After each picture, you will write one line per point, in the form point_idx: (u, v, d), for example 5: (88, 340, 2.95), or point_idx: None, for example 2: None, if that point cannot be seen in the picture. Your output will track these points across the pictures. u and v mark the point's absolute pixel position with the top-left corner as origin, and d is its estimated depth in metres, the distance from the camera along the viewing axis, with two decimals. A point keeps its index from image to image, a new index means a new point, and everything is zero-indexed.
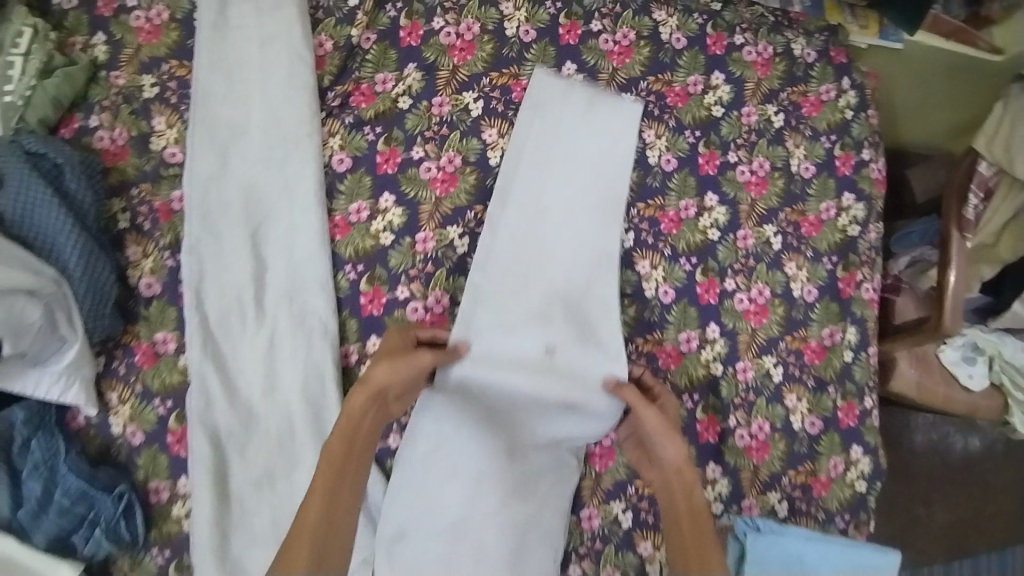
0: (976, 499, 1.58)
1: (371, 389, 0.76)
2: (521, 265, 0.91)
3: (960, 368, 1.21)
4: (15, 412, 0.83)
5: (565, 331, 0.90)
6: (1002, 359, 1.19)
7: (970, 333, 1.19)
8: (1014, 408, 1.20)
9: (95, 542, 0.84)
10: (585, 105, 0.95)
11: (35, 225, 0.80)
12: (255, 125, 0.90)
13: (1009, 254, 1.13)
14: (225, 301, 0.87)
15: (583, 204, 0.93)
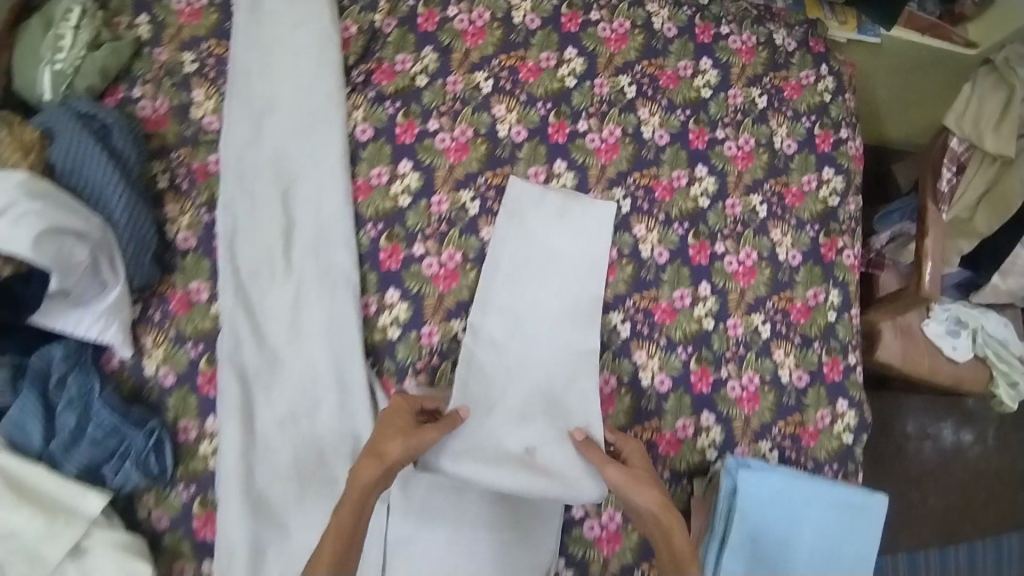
0: (968, 484, 1.62)
1: (385, 462, 0.77)
2: (501, 369, 0.96)
3: (944, 340, 1.25)
4: (54, 349, 0.90)
5: (543, 436, 0.94)
6: (984, 333, 1.27)
7: (954, 307, 1.26)
8: (997, 379, 1.27)
9: (125, 473, 0.89)
10: (559, 210, 1.01)
11: (84, 177, 0.88)
12: (286, 97, 0.99)
13: (985, 227, 1.15)
14: (256, 253, 0.95)
15: (559, 308, 0.98)
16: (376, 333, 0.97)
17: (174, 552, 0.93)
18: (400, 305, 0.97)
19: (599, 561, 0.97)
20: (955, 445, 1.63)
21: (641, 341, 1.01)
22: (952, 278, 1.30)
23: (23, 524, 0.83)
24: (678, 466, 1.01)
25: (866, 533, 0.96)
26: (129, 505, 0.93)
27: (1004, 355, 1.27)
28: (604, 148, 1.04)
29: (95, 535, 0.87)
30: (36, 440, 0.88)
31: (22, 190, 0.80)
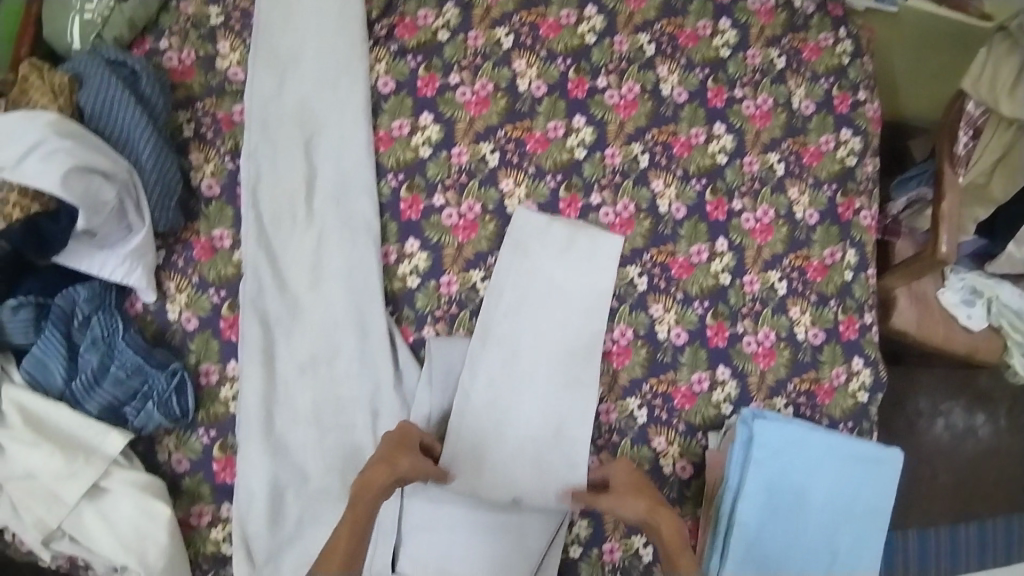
0: (982, 462, 1.54)
1: (396, 470, 0.80)
2: (498, 404, 0.96)
3: (960, 309, 1.23)
4: (77, 290, 0.88)
5: (530, 484, 0.94)
6: (1000, 302, 1.23)
7: (969, 275, 1.24)
8: (1012, 349, 1.23)
9: (147, 414, 0.88)
10: (563, 242, 1.00)
11: (112, 121, 0.89)
12: (311, 48, 0.99)
13: (1001, 193, 1.13)
14: (279, 200, 0.96)
15: (560, 345, 0.97)
16: (396, 282, 0.99)
17: (193, 495, 0.93)
18: (420, 255, 0.99)
19: (613, 512, 0.98)
20: (971, 421, 1.54)
21: (658, 295, 1.02)
22: (965, 248, 1.28)
23: (42, 462, 0.83)
24: (693, 420, 1.01)
25: (881, 488, 0.97)
26: (150, 448, 0.93)
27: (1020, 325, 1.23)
28: (622, 104, 1.05)
29: (115, 475, 0.87)
30: (57, 378, 0.87)
31: (53, 129, 0.81)
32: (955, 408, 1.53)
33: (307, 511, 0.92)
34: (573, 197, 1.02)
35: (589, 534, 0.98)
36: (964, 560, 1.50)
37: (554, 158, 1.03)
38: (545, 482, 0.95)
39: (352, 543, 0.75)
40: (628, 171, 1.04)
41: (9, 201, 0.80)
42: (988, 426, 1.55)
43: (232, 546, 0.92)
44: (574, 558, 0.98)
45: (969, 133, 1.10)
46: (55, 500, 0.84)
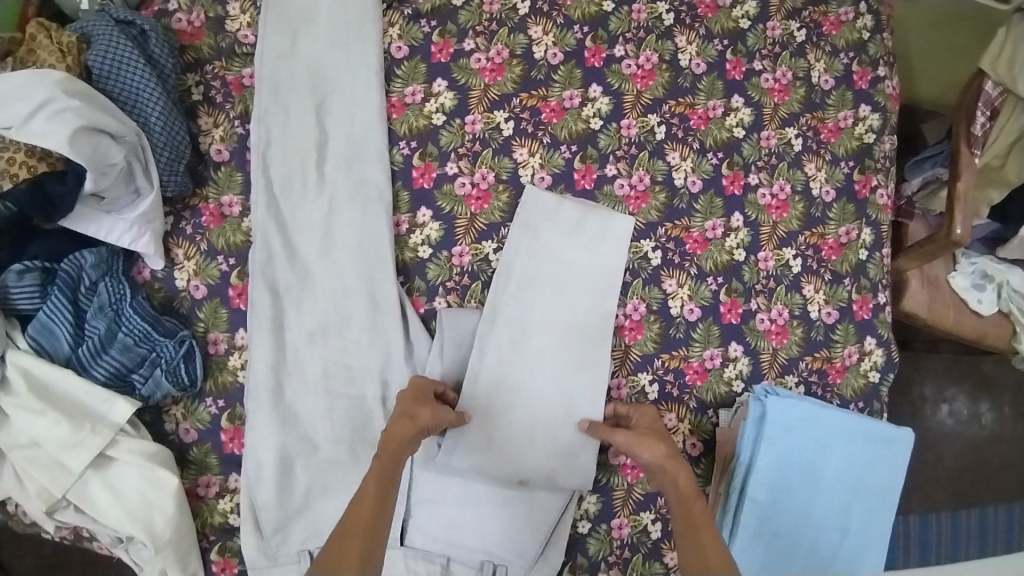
0: (984, 449, 1.53)
1: (418, 423, 0.81)
2: (505, 387, 0.94)
3: (970, 293, 1.22)
4: (84, 256, 0.86)
5: (538, 467, 0.93)
6: (1009, 287, 1.21)
7: (981, 259, 1.22)
8: (1021, 334, 1.22)
9: (155, 381, 0.86)
10: (575, 223, 0.98)
11: (120, 82, 0.86)
12: (324, 11, 0.97)
13: (1014, 176, 1.09)
14: (290, 165, 0.95)
15: (570, 326, 0.96)
16: (407, 252, 0.97)
17: (201, 465, 0.92)
18: (432, 225, 0.97)
19: (624, 487, 0.97)
20: (976, 408, 1.53)
21: (671, 270, 1.01)
22: (979, 232, 1.26)
23: (47, 431, 0.82)
24: (704, 397, 1.00)
25: (891, 467, 0.96)
26: (157, 417, 0.91)
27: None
28: (640, 75, 1.03)
29: (121, 444, 0.85)
30: (63, 345, 0.86)
31: (61, 88, 0.78)
32: (961, 395, 1.52)
33: (316, 481, 0.91)
34: (587, 168, 1.01)
35: (598, 510, 0.97)
36: (964, 547, 1.48)
37: (570, 129, 1.01)
38: (554, 466, 0.93)
39: (376, 503, 0.75)
40: (644, 143, 1.02)
41: (16, 160, 0.79)
42: (993, 412, 1.54)
43: (240, 517, 0.91)
44: (583, 534, 0.96)
45: (986, 113, 1.06)
46: (61, 468, 0.83)
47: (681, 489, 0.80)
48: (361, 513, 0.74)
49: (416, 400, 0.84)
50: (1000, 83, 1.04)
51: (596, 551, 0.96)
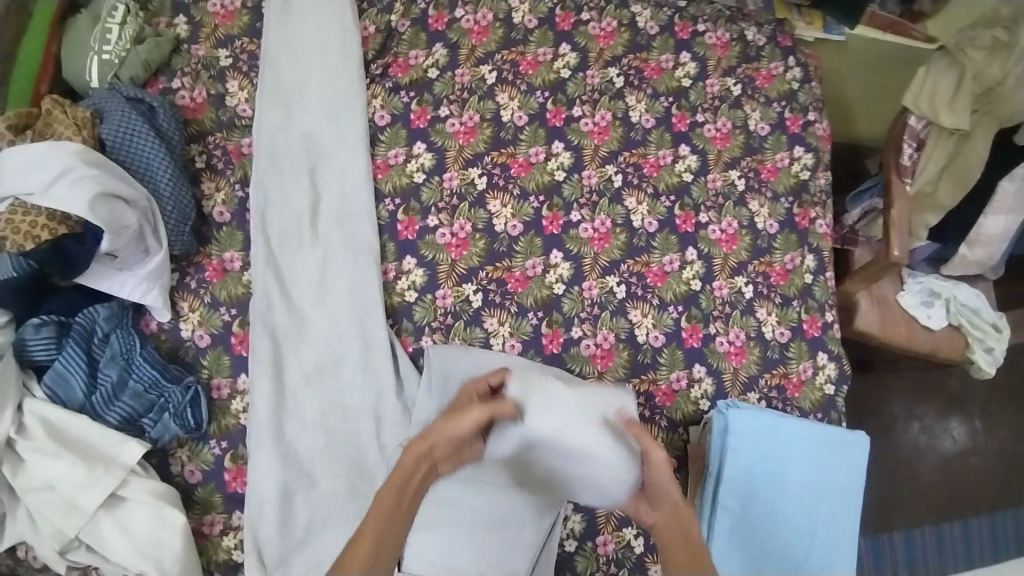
0: (959, 461, 1.60)
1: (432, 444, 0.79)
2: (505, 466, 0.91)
3: (919, 310, 1.32)
4: (97, 310, 0.94)
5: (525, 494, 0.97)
6: (957, 302, 1.32)
7: (926, 278, 1.33)
8: (973, 345, 1.32)
9: (164, 425, 0.93)
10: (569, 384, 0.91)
11: (131, 152, 0.96)
12: (313, 87, 1.09)
13: (949, 200, 1.20)
14: (285, 222, 1.05)
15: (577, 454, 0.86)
16: (395, 296, 1.07)
17: (206, 504, 0.97)
18: (416, 272, 1.07)
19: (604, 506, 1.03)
20: (947, 424, 1.61)
21: (636, 301, 1.11)
22: (922, 253, 1.35)
23: (63, 471, 0.88)
24: (674, 415, 1.09)
25: (853, 469, 1.04)
26: (164, 460, 0.98)
27: (978, 322, 1.32)
28: (596, 131, 1.16)
29: (132, 484, 0.91)
30: (78, 392, 0.93)
31: (79, 158, 0.88)
32: (929, 412, 1.61)
33: (315, 514, 0.97)
34: (554, 215, 1.12)
35: (583, 528, 1.03)
36: (952, 560, 1.53)
37: (537, 181, 1.13)
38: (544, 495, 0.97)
39: (391, 509, 0.75)
40: (604, 190, 1.14)
41: (38, 224, 0.87)
42: (957, 426, 1.62)
43: (243, 552, 0.96)
44: (570, 552, 1.03)
45: (912, 145, 1.17)
46: (75, 510, 0.89)
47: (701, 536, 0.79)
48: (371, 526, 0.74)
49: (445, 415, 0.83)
50: (923, 116, 1.15)
51: (583, 568, 1.03)
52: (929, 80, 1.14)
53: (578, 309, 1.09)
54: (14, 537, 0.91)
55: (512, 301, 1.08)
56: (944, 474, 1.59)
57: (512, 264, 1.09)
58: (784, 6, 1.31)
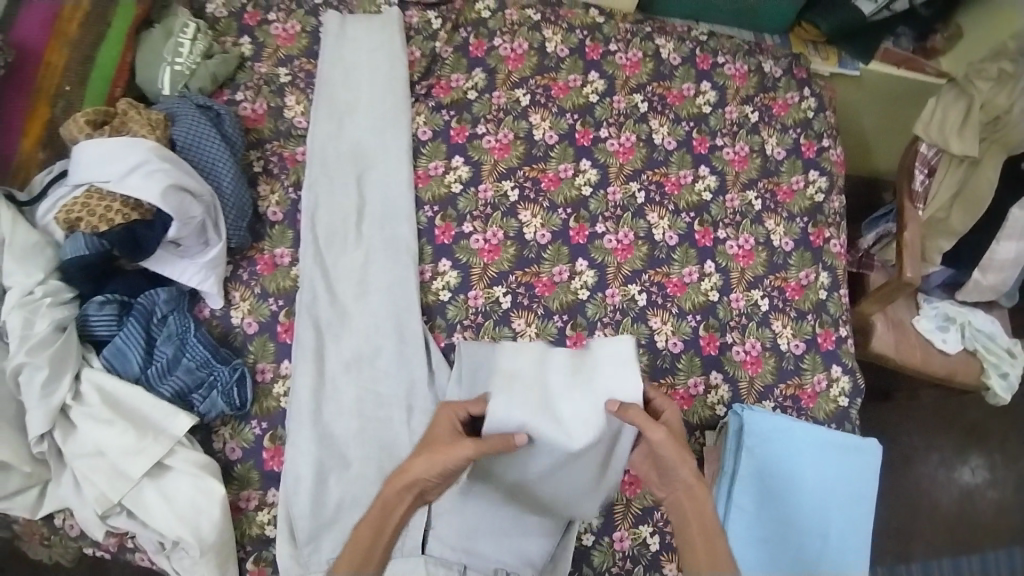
0: (977, 493, 1.60)
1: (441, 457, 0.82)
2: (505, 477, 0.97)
3: (935, 334, 1.35)
4: (158, 293, 1.04)
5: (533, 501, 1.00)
6: (971, 327, 1.35)
7: (940, 303, 1.36)
8: (989, 370, 1.34)
9: (212, 400, 1.01)
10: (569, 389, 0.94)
11: (198, 153, 1.07)
12: (362, 104, 1.20)
13: (960, 224, 1.25)
14: (333, 223, 1.13)
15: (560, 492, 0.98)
16: (430, 295, 1.13)
17: (243, 480, 1.04)
18: (451, 273, 1.14)
19: (622, 503, 1.07)
20: (965, 455, 1.62)
21: (656, 309, 1.16)
22: (937, 279, 1.39)
23: (116, 437, 0.96)
24: (691, 419, 1.12)
25: (864, 475, 1.07)
26: (208, 436, 1.05)
27: (993, 348, 1.34)
28: (621, 151, 1.24)
29: (178, 454, 0.98)
30: (134, 365, 1.01)
31: (153, 153, 0.99)
32: (948, 445, 1.62)
33: (346, 494, 1.02)
34: (580, 227, 1.19)
35: (600, 523, 1.06)
36: None
37: (565, 195, 1.20)
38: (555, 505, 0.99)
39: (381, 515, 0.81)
40: (627, 205, 1.21)
41: (113, 209, 0.96)
42: (976, 460, 1.62)
43: (277, 527, 1.02)
44: (587, 547, 1.06)
45: (925, 172, 1.22)
46: (121, 476, 0.96)
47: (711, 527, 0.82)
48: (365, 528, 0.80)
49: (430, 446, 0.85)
50: (934, 144, 1.21)
51: (600, 562, 1.05)
52: (940, 111, 1.21)
53: (601, 314, 1.15)
54: (56, 501, 0.99)
55: (539, 303, 1.14)
56: (964, 507, 1.59)
57: (540, 270, 1.16)
58: (801, 42, 1.42)
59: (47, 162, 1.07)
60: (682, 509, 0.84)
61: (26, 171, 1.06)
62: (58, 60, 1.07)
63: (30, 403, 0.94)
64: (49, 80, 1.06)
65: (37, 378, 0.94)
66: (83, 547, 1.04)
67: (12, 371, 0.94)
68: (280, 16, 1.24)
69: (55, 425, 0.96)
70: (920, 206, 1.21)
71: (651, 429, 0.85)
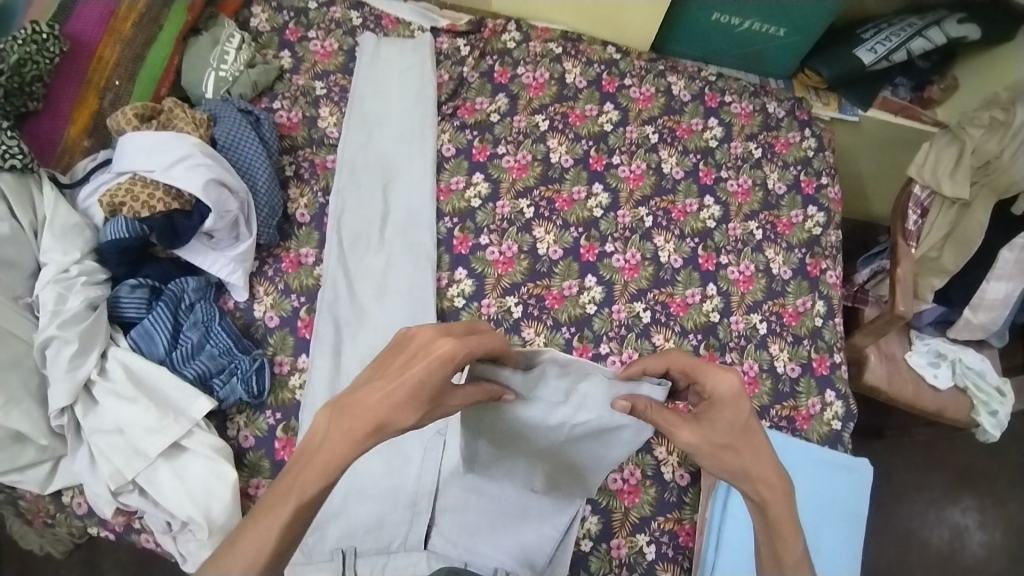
0: (966, 533, 1.62)
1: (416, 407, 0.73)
2: (502, 461, 0.99)
3: (926, 369, 1.40)
4: (188, 281, 1.09)
5: (536, 484, 1.02)
6: (962, 364, 1.40)
7: (932, 340, 1.41)
8: (977, 407, 1.38)
9: (231, 386, 1.04)
10: (560, 400, 0.84)
11: (238, 152, 1.14)
12: (392, 120, 1.28)
13: (952, 263, 1.32)
14: (357, 227, 1.20)
15: (572, 474, 0.99)
16: (445, 301, 1.18)
17: (254, 468, 1.06)
18: (466, 282, 1.19)
19: (621, 509, 1.10)
20: (955, 495, 1.65)
21: (659, 327, 1.20)
22: (928, 316, 1.45)
23: (137, 415, 0.99)
24: None
25: (854, 494, 1.12)
26: (222, 422, 1.07)
27: (982, 385, 1.38)
28: (632, 177, 1.30)
29: (195, 436, 1.01)
30: (159, 348, 1.05)
31: (198, 149, 1.07)
32: (938, 484, 1.65)
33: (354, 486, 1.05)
34: (591, 245, 1.24)
35: (599, 529, 1.09)
36: None
37: (578, 215, 1.26)
38: (557, 486, 1.02)
39: (322, 470, 0.72)
40: (636, 228, 1.26)
41: (156, 196, 1.03)
42: (966, 502, 1.65)
43: None
44: (585, 552, 1.08)
45: (917, 212, 1.31)
46: (138, 454, 0.99)
47: (777, 519, 0.83)
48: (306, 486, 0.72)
49: (414, 398, 0.73)
50: (927, 186, 1.30)
51: (596, 567, 1.07)
52: (932, 156, 1.30)
53: (607, 329, 1.18)
54: (69, 477, 1.02)
55: (549, 314, 1.18)
56: (953, 547, 1.61)
57: (551, 283, 1.20)
58: (804, 87, 1.53)
59: (91, 150, 1.13)
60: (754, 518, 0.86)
61: (70, 156, 1.11)
62: (110, 55, 1.15)
63: (56, 376, 0.98)
64: (100, 74, 1.13)
65: (65, 353, 0.98)
66: (89, 526, 1.05)
67: (41, 345, 0.98)
68: (319, 35, 1.34)
69: (77, 399, 0.99)
70: (912, 242, 1.28)
71: (685, 436, 0.81)
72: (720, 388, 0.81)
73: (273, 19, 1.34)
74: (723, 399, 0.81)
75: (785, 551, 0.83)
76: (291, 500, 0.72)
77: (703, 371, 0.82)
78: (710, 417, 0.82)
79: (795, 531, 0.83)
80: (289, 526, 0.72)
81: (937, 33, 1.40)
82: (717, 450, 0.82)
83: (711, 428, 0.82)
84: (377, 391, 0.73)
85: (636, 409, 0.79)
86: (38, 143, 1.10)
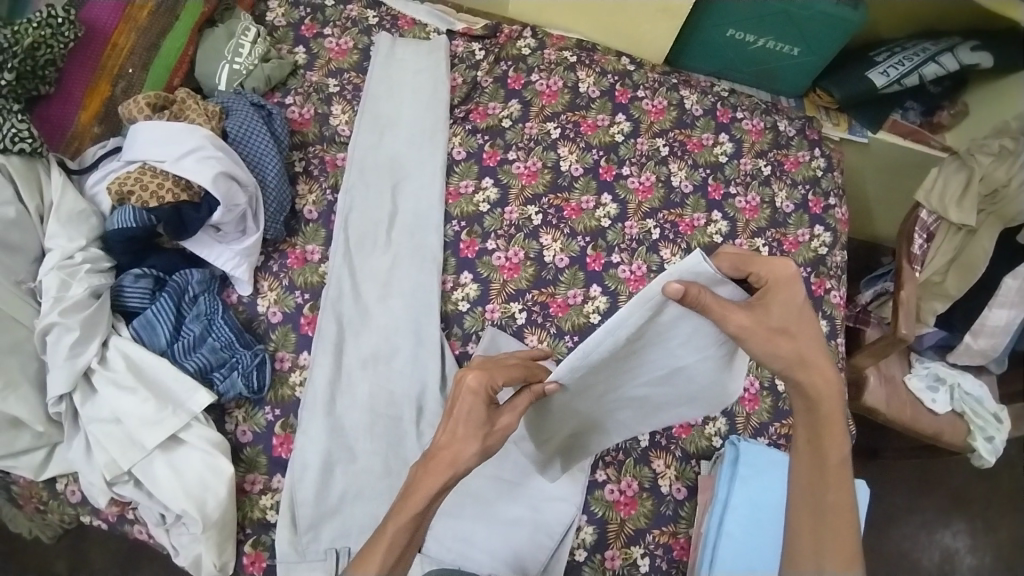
0: (957, 557, 1.63)
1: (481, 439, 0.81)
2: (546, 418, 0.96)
3: (925, 393, 1.40)
4: (192, 274, 1.09)
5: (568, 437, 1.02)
6: (960, 389, 1.40)
7: (932, 364, 1.41)
8: (974, 433, 1.38)
9: (231, 380, 1.04)
10: (678, 340, 0.84)
11: (248, 145, 1.14)
12: (404, 120, 1.28)
13: (955, 288, 1.32)
14: (365, 227, 1.20)
15: (641, 425, 0.99)
16: (449, 304, 1.17)
17: (251, 463, 1.05)
18: (471, 286, 1.18)
19: (616, 521, 1.09)
20: (948, 519, 1.65)
21: None
22: (930, 339, 1.46)
23: (135, 405, 0.99)
24: (688, 447, 1.14)
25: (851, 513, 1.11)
26: (221, 416, 1.07)
27: (979, 411, 1.39)
28: (641, 189, 1.29)
29: (193, 429, 1.00)
30: (161, 339, 1.05)
31: (209, 142, 1.07)
32: (933, 507, 1.66)
33: (351, 486, 1.04)
34: (597, 254, 1.22)
35: (593, 540, 1.08)
36: None
37: (586, 224, 1.24)
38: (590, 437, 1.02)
39: (418, 509, 0.79)
40: (643, 240, 1.24)
41: (164, 186, 1.04)
42: (961, 526, 1.65)
43: (278, 512, 1.02)
44: (579, 562, 1.07)
45: (922, 236, 1.29)
46: (134, 444, 0.98)
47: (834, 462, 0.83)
48: (397, 517, 0.79)
49: (468, 426, 0.81)
50: (933, 211, 1.30)
51: None
52: (940, 181, 1.30)
53: None
54: (63, 465, 1.01)
55: (552, 323, 1.16)
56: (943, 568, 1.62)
57: (556, 291, 1.19)
58: (814, 107, 1.55)
59: (102, 137, 1.13)
60: (797, 473, 0.86)
61: (79, 142, 1.12)
62: (125, 43, 1.15)
63: (56, 363, 0.98)
64: (114, 61, 1.13)
65: (66, 340, 0.97)
66: (82, 514, 1.05)
67: (41, 330, 0.98)
68: (335, 32, 1.34)
69: (76, 387, 0.99)
70: (917, 267, 1.26)
71: (737, 316, 0.76)
72: (774, 272, 0.78)
73: (289, 14, 1.34)
74: (778, 282, 0.79)
75: (834, 544, 0.81)
76: (390, 527, 0.79)
77: (753, 259, 0.79)
78: (765, 302, 0.79)
79: (844, 493, 0.82)
80: (388, 549, 0.78)
81: (951, 60, 1.38)
82: (772, 334, 0.79)
83: (766, 314, 0.79)
84: (444, 438, 0.81)
85: (689, 295, 0.73)
86: (47, 127, 1.10)
